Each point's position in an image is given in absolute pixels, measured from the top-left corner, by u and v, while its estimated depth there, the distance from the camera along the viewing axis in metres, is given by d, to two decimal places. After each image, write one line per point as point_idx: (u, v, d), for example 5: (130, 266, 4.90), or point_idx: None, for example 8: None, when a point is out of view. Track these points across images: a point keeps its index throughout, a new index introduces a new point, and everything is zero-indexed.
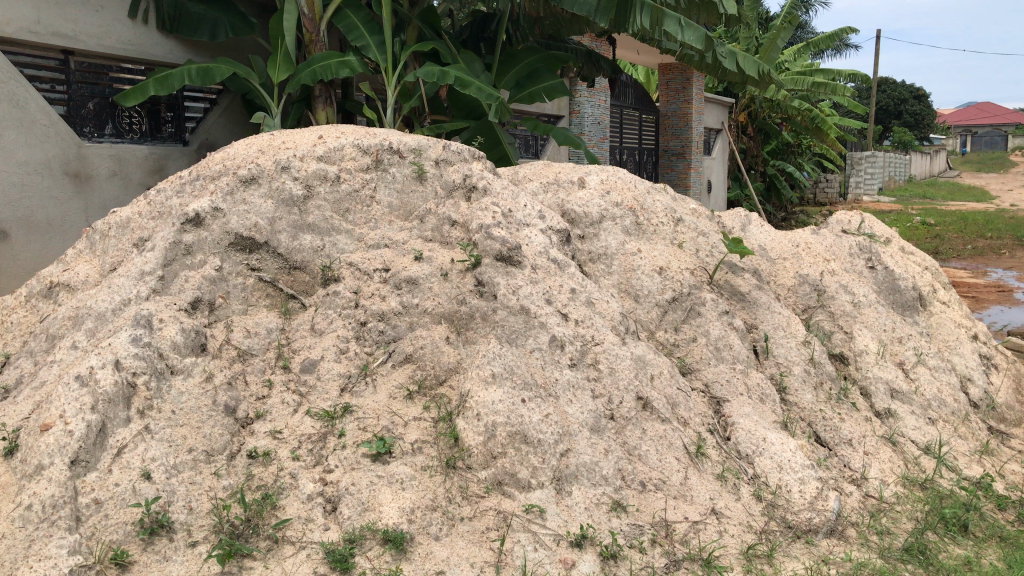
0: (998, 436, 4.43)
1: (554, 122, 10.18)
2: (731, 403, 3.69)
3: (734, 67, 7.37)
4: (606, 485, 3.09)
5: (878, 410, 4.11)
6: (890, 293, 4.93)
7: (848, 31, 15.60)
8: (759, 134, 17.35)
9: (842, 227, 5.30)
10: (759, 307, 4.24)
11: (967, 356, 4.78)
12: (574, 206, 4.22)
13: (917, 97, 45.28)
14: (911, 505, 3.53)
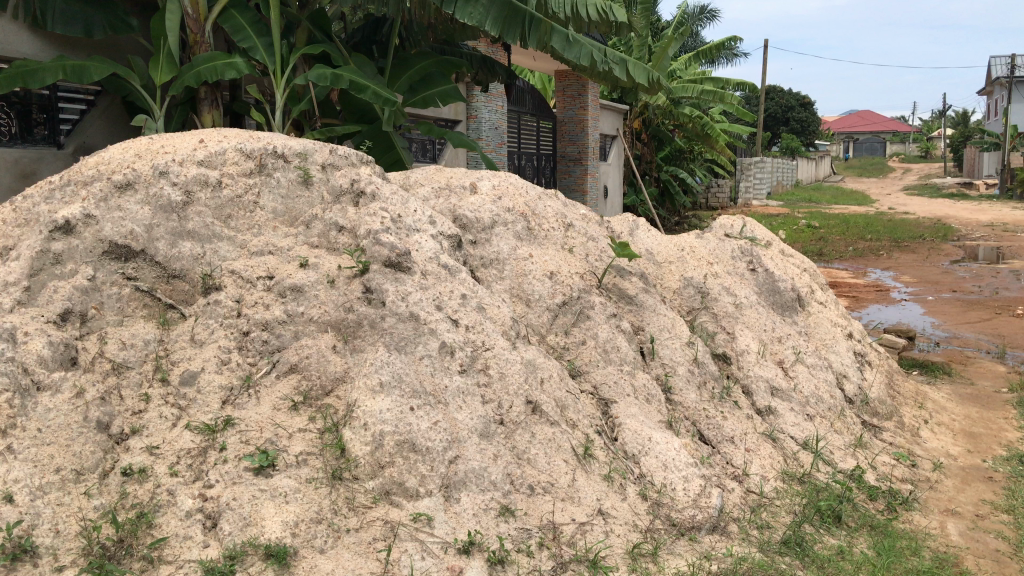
0: (871, 429, 4.65)
1: (451, 126, 10.18)
2: (618, 405, 3.75)
3: (624, 75, 7.53)
4: (495, 490, 3.09)
5: (759, 408, 4.25)
6: (770, 294, 5.13)
7: (736, 41, 16.15)
8: (653, 140, 17.79)
9: (725, 231, 5.51)
10: (646, 309, 4.34)
11: (842, 354, 5.00)
12: (466, 211, 4.19)
13: (803, 104, 47.41)
14: (790, 499, 3.67)
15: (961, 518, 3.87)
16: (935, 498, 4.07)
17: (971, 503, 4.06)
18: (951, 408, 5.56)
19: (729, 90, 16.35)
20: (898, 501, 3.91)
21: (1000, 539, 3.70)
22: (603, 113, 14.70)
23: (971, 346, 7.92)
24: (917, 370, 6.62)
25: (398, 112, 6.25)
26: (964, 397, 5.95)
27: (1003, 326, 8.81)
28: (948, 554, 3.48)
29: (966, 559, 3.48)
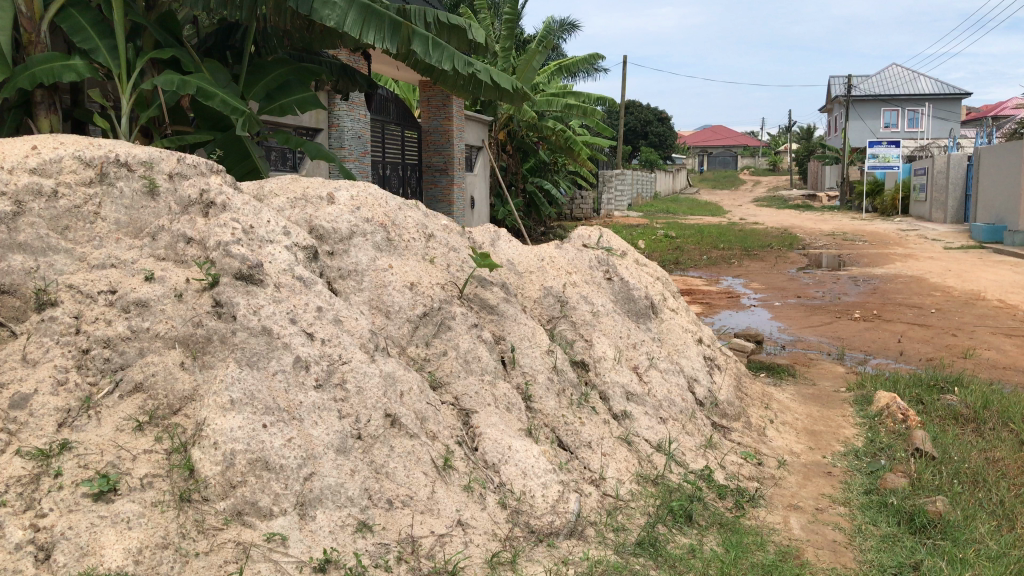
0: (720, 431, 4.85)
1: (312, 135, 9.99)
2: (479, 414, 3.76)
3: (489, 83, 7.56)
4: (351, 506, 3.04)
5: (615, 413, 4.36)
6: (625, 302, 5.29)
7: (597, 56, 16.64)
8: (517, 151, 18.05)
9: (583, 241, 5.67)
10: (507, 319, 4.38)
11: (693, 359, 5.22)
12: (323, 221, 4.09)
13: (661, 118, 49.46)
14: (644, 501, 3.78)
15: (802, 512, 4.10)
16: (779, 494, 4.29)
17: (812, 497, 4.31)
18: (794, 408, 5.89)
19: (591, 104, 16.80)
20: (745, 499, 4.11)
21: (837, 531, 3.94)
22: (468, 124, 14.78)
23: (813, 348, 8.43)
24: (764, 372, 6.98)
25: (253, 119, 6.09)
26: (807, 397, 6.31)
27: (841, 329, 9.42)
28: (791, 547, 3.68)
29: (807, 550, 3.69)
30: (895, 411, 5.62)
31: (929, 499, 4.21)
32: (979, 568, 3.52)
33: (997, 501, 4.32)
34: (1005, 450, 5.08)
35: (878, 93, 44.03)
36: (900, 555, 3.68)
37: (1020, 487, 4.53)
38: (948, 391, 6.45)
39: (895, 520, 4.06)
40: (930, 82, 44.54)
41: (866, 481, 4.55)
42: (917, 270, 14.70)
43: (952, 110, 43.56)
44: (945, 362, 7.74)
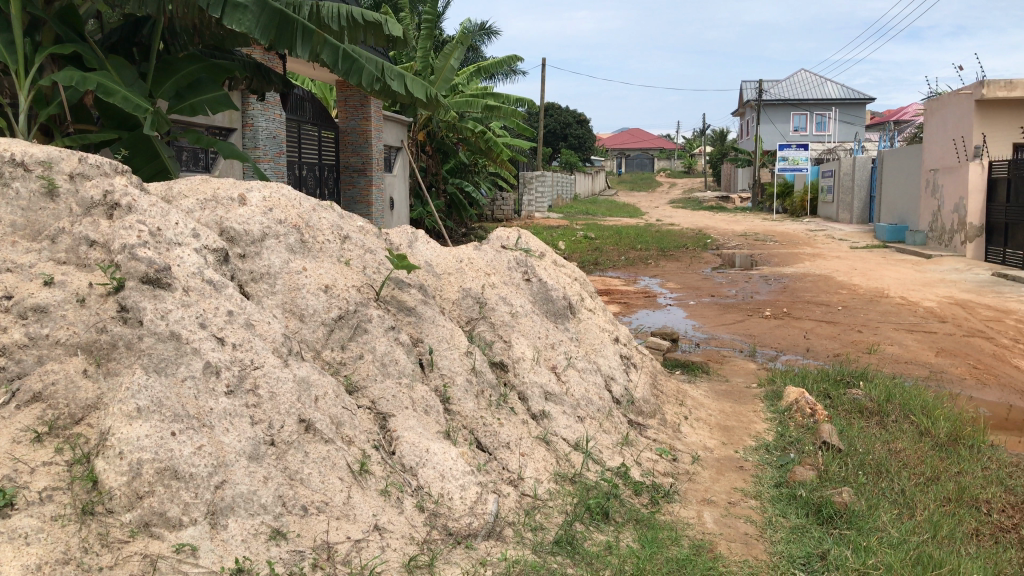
0: (636, 428, 4.92)
1: (225, 134, 9.76)
2: (397, 418, 3.73)
3: (403, 89, 7.55)
4: (264, 514, 2.97)
5: (534, 413, 4.38)
6: (544, 302, 5.32)
7: (517, 59, 16.76)
8: (437, 152, 17.99)
9: (502, 243, 5.69)
10: (424, 321, 4.36)
11: (610, 358, 5.29)
12: (234, 223, 4.00)
13: (580, 121, 50.21)
14: (562, 499, 3.82)
15: (716, 506, 4.20)
16: (693, 489, 4.38)
17: (725, 491, 4.42)
18: (707, 404, 6.03)
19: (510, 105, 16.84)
20: (660, 495, 4.18)
21: (749, 523, 4.04)
22: (387, 124, 14.65)
23: (726, 345, 8.65)
24: (680, 369, 7.13)
25: (161, 118, 5.91)
26: (719, 393, 6.47)
27: (753, 327, 9.69)
28: (704, 541, 3.77)
29: (720, 544, 3.77)
30: (804, 406, 5.81)
31: (835, 490, 4.37)
32: (882, 554, 3.66)
33: (899, 490, 4.51)
34: (905, 441, 5.30)
35: (788, 98, 45.49)
36: (808, 546, 3.80)
37: (919, 476, 4.73)
38: (853, 385, 6.70)
39: (804, 511, 4.19)
40: (837, 87, 46.20)
41: (776, 474, 4.68)
42: (825, 269, 15.22)
43: (857, 115, 45.31)
44: (851, 357, 8.03)
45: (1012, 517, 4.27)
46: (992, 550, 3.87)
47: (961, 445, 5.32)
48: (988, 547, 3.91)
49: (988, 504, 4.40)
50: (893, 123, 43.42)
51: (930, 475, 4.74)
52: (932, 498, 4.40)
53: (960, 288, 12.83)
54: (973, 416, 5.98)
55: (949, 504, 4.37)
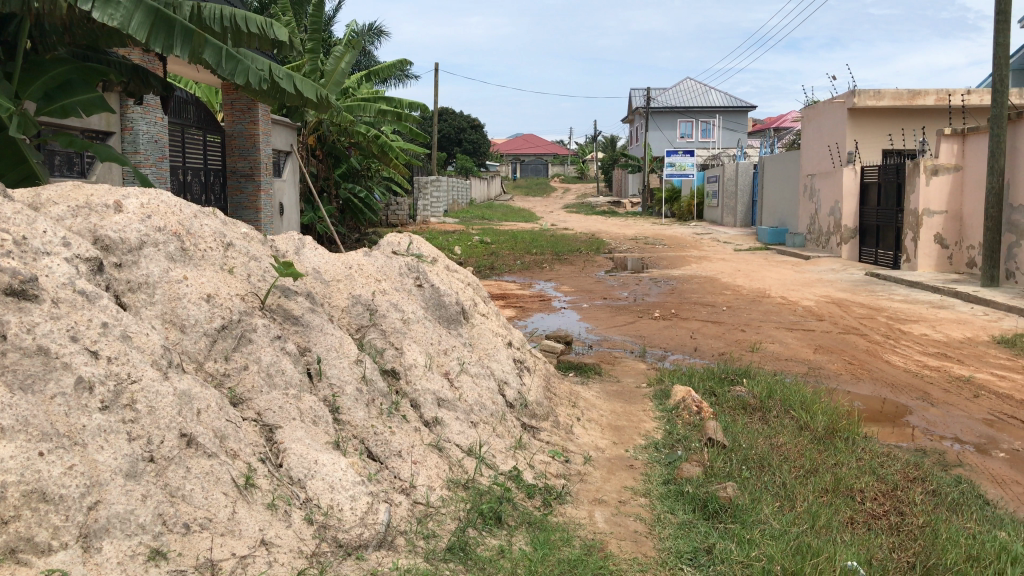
0: (530, 431, 4.96)
1: (102, 138, 9.35)
2: (284, 430, 3.64)
3: (293, 89, 7.37)
4: (143, 534, 2.84)
5: (426, 420, 4.36)
6: (435, 308, 5.30)
7: (406, 62, 16.79)
8: (329, 156, 17.70)
9: (393, 249, 5.66)
10: (312, 329, 4.27)
11: (503, 362, 5.31)
12: (108, 231, 3.81)
13: (473, 125, 50.77)
14: (455, 506, 3.80)
15: (607, 506, 4.27)
16: (585, 490, 4.45)
17: (615, 490, 4.50)
18: (599, 405, 6.13)
19: (402, 109, 16.74)
20: (553, 497, 4.22)
21: (638, 521, 4.13)
22: (276, 128, 14.32)
23: (618, 346, 8.82)
24: (573, 371, 7.23)
25: (28, 119, 5.61)
26: (611, 394, 6.59)
27: (643, 328, 9.92)
28: (596, 541, 3.83)
29: (610, 543, 3.84)
30: (691, 404, 5.98)
31: (720, 486, 4.51)
32: (764, 546, 3.79)
33: (780, 483, 4.69)
34: (786, 435, 5.52)
35: (675, 105, 46.90)
36: (695, 541, 3.92)
37: (799, 468, 4.94)
38: (737, 382, 6.94)
39: (691, 507, 4.31)
40: (720, 95, 47.88)
41: (665, 472, 4.80)
42: (711, 271, 15.73)
43: (740, 122, 47.08)
44: (735, 355, 8.32)
45: (883, 504, 4.50)
46: (865, 536, 4.07)
47: (837, 437, 5.59)
48: (862, 534, 4.12)
49: (862, 493, 4.62)
50: (773, 131, 45.29)
51: (810, 467, 4.95)
52: (811, 489, 4.60)
53: (837, 287, 13.49)
54: (847, 409, 6.28)
55: (826, 494, 4.58)
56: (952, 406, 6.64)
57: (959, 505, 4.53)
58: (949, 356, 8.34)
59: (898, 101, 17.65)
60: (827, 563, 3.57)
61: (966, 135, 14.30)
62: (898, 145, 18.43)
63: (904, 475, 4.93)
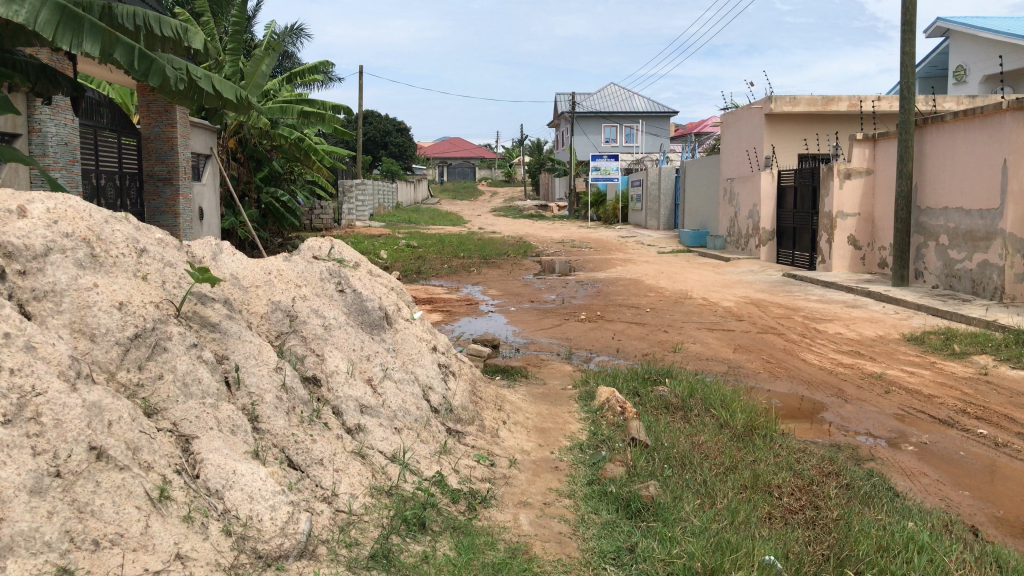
0: (455, 436, 4.94)
1: (8, 140, 8.98)
2: (201, 439, 3.54)
3: (212, 91, 7.21)
4: (48, 552, 2.72)
5: (348, 427, 4.31)
6: (358, 313, 5.25)
7: (328, 65, 16.73)
8: (250, 160, 17.38)
9: (314, 253, 5.59)
10: (230, 337, 4.18)
11: (427, 367, 5.29)
12: (11, 237, 3.66)
13: (399, 128, 50.64)
14: (377, 513, 3.77)
15: (531, 508, 4.29)
16: (510, 493, 4.46)
17: (540, 492, 4.52)
18: (525, 408, 6.15)
19: (325, 112, 16.55)
20: (477, 501, 4.22)
21: (563, 522, 4.15)
22: (194, 131, 13.98)
23: (544, 349, 8.88)
24: (500, 374, 7.23)
25: None
26: (537, 396, 6.62)
27: (569, 330, 10.00)
28: (520, 543, 3.85)
29: (534, 545, 3.86)
30: (615, 405, 6.07)
31: (643, 485, 4.59)
32: (684, 543, 3.86)
33: (701, 480, 4.79)
34: (706, 434, 5.63)
35: (599, 110, 47.51)
36: (618, 540, 3.97)
37: (719, 465, 5.04)
38: (660, 382, 7.05)
39: (614, 507, 4.36)
40: (643, 101, 48.66)
41: (589, 472, 4.85)
42: (635, 273, 15.97)
43: (662, 127, 47.93)
44: (658, 356, 8.46)
45: (799, 499, 4.63)
46: (782, 531, 4.18)
47: (756, 434, 5.72)
48: (779, 528, 4.23)
49: (779, 488, 4.75)
50: (694, 136, 46.30)
51: (729, 464, 5.05)
52: (731, 485, 4.70)
53: (756, 288, 13.83)
54: (766, 407, 6.45)
55: (745, 491, 4.69)
56: (863, 402, 6.87)
57: (870, 498, 4.69)
58: (861, 354, 8.63)
59: (813, 107, 18.19)
60: (745, 559, 3.65)
61: (877, 140, 14.83)
62: (813, 150, 19.00)
63: (819, 470, 5.08)
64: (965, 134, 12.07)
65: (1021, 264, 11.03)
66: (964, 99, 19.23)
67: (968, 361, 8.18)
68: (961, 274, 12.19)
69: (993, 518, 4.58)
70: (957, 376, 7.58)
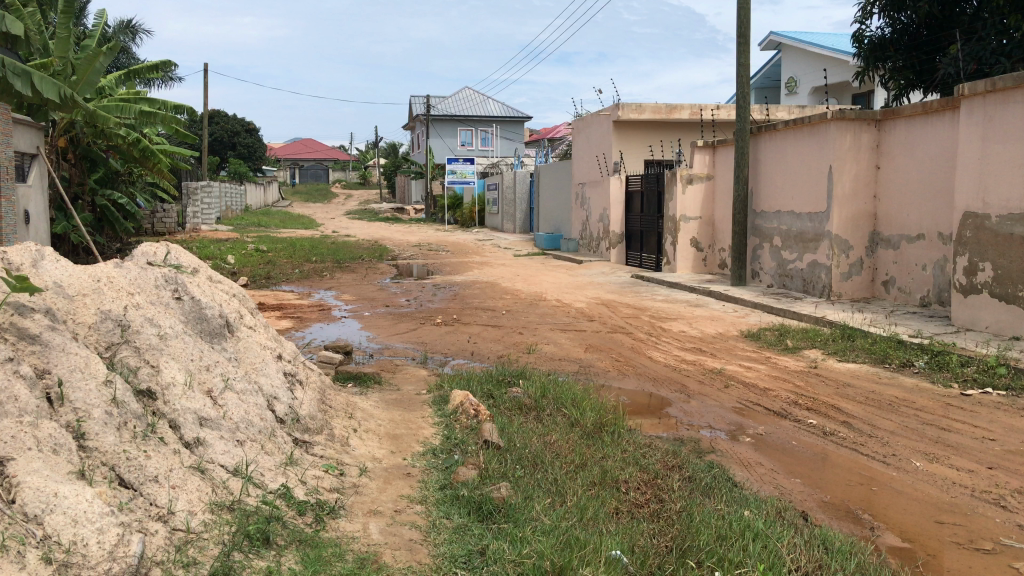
0: (302, 446, 4.80)
1: None
2: (17, 461, 3.27)
3: (31, 89, 6.73)
4: None
5: (186, 441, 4.10)
6: (197, 322, 5.02)
7: (170, 63, 16.02)
8: (83, 160, 16.36)
9: (148, 259, 5.31)
10: (52, 349, 3.89)
11: (272, 376, 5.12)
12: None
13: (246, 129, 49.20)
14: (218, 530, 3.60)
15: (381, 516, 4.22)
16: (359, 502, 4.37)
17: (391, 500, 4.46)
18: (377, 415, 6.05)
19: (166, 111, 15.82)
20: (325, 512, 4.10)
21: (413, 529, 4.11)
22: (18, 128, 13.02)
23: (399, 354, 8.79)
24: (352, 381, 7.10)
25: None
26: (390, 402, 6.52)
27: (424, 334, 9.94)
28: (369, 553, 3.77)
29: (384, 553, 3.80)
30: (468, 408, 6.09)
31: (494, 487, 4.61)
32: (535, 543, 3.90)
33: (552, 479, 4.86)
34: (557, 433, 5.72)
35: (454, 113, 47.69)
36: (469, 543, 3.97)
37: (570, 464, 5.13)
38: (514, 384, 7.13)
39: (466, 510, 4.36)
40: (497, 105, 49.22)
41: (441, 477, 4.82)
42: (490, 276, 16.09)
43: (516, 132, 48.63)
44: (512, 358, 8.54)
45: (645, 493, 4.78)
46: (628, 525, 4.30)
47: (605, 431, 5.87)
48: (625, 523, 4.34)
49: (626, 483, 4.88)
50: (547, 141, 47.28)
51: (579, 462, 5.16)
52: (580, 483, 4.79)
53: (607, 289, 14.23)
54: (615, 404, 6.63)
55: (594, 487, 4.79)
56: (705, 396, 7.18)
57: (711, 488, 4.89)
58: (703, 350, 9.02)
59: (657, 114, 18.89)
60: (593, 555, 3.73)
61: (716, 147, 15.57)
62: (658, 155, 19.72)
63: (664, 464, 5.26)
64: (795, 142, 12.84)
65: (846, 263, 11.83)
66: (794, 110, 20.50)
67: (799, 355, 8.70)
68: (793, 274, 12.96)
69: (821, 502, 4.88)
70: (790, 370, 8.04)
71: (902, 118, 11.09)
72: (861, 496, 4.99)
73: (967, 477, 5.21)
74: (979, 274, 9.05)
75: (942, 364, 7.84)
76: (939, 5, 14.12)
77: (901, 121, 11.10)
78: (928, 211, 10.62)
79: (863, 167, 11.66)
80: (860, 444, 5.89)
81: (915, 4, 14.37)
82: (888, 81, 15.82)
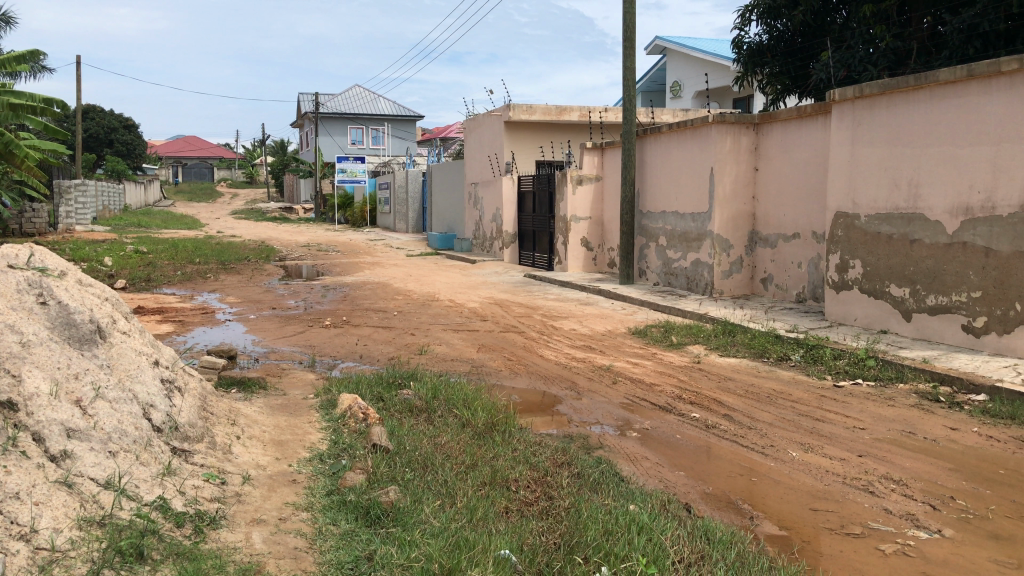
0: (180, 456, 4.62)
1: None
2: None
3: None
4: None
5: (52, 454, 3.88)
6: (64, 328, 4.77)
7: (38, 54, 15.19)
8: None
9: (8, 262, 5.00)
10: None
11: (148, 384, 4.89)
12: None
13: (124, 125, 47.18)
14: (86, 548, 3.43)
15: (265, 525, 4.10)
16: (241, 511, 4.23)
17: (275, 508, 4.34)
18: (261, 421, 5.89)
19: (35, 104, 15.02)
20: (205, 523, 3.96)
21: (298, 537, 4.01)
22: None
23: (285, 357, 8.60)
24: (235, 387, 6.88)
25: None
26: (275, 408, 6.35)
27: (312, 337, 9.73)
28: (251, 563, 3.66)
29: (267, 563, 3.69)
30: (356, 412, 6.00)
31: (382, 491, 4.55)
32: (423, 546, 3.87)
33: (441, 480, 4.84)
34: (448, 434, 5.71)
35: (344, 111, 47.06)
36: (356, 549, 3.90)
37: (459, 465, 5.12)
38: (404, 386, 7.06)
39: (353, 515, 4.29)
40: (388, 103, 48.87)
41: (328, 483, 4.73)
42: (382, 276, 15.92)
43: (408, 131, 48.39)
44: (403, 359, 8.46)
45: (534, 490, 4.81)
46: (517, 523, 4.32)
47: (495, 430, 5.88)
48: (514, 522, 4.36)
49: (516, 482, 4.90)
50: (439, 141, 47.20)
51: (469, 462, 5.16)
52: (470, 484, 4.78)
53: (499, 289, 14.29)
54: (505, 403, 6.65)
55: (484, 487, 4.79)
56: (594, 393, 7.29)
57: (599, 484, 4.97)
58: (592, 348, 9.17)
59: (547, 115, 19.05)
60: (481, 555, 3.73)
61: (604, 148, 15.85)
62: (548, 156, 19.92)
63: (553, 461, 5.31)
64: (679, 144, 13.20)
65: (728, 261, 12.23)
66: (678, 112, 21.08)
67: (684, 351, 8.96)
68: (678, 272, 13.32)
69: (703, 494, 5.03)
70: (675, 366, 8.26)
71: (778, 121, 11.54)
72: (742, 486, 5.16)
73: (839, 464, 5.47)
74: (850, 271, 9.51)
75: (816, 358, 8.20)
76: (812, 15, 14.79)
77: (778, 124, 11.56)
78: (804, 211, 11.09)
79: (743, 168, 12.09)
80: (740, 436, 6.10)
81: (790, 13, 14.99)
82: (766, 86, 16.45)
